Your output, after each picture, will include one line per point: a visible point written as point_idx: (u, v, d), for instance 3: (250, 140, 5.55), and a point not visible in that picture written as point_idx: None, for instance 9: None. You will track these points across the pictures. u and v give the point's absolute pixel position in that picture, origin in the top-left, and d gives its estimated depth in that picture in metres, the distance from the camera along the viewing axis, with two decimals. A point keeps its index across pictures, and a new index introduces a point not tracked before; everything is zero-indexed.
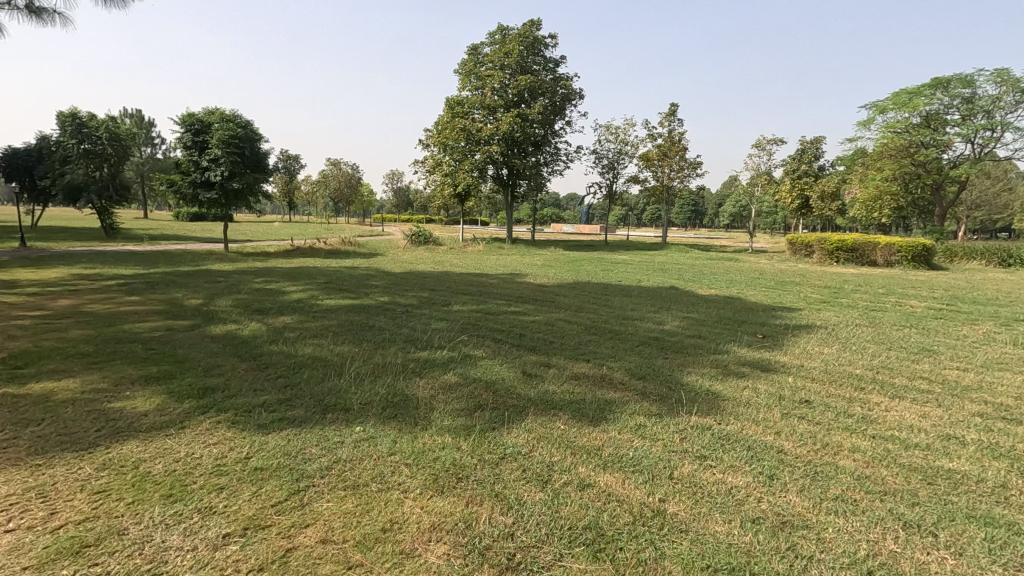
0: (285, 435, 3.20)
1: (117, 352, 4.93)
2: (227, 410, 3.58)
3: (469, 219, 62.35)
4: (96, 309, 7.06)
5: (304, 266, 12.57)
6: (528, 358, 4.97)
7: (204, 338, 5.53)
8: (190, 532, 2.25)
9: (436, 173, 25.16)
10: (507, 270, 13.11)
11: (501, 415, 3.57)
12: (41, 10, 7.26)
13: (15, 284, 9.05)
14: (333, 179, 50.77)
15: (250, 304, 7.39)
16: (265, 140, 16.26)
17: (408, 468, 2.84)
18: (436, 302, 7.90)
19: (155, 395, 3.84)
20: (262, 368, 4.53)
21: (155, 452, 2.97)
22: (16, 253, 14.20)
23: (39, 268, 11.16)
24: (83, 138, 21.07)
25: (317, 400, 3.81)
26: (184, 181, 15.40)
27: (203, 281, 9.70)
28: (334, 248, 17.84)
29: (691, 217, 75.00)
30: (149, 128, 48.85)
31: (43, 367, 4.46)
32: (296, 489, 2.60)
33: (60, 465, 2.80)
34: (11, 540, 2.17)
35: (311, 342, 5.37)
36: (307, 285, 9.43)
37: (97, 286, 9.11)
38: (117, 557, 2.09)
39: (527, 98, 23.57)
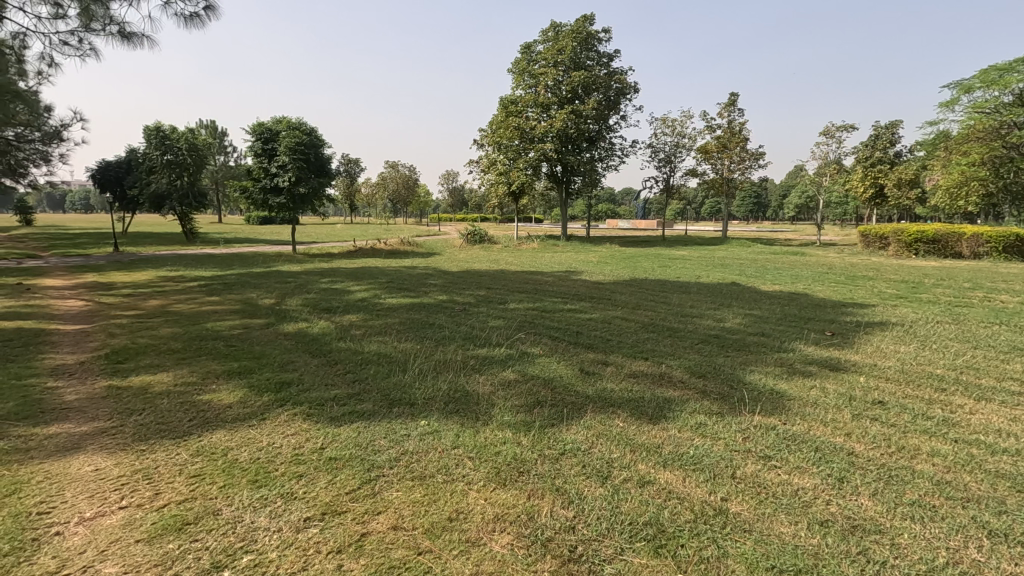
0: (355, 428, 3.40)
1: (202, 349, 5.35)
2: (302, 403, 3.83)
3: (524, 218, 62.67)
4: (182, 308, 7.67)
5: (367, 267, 13.08)
6: (585, 356, 5.00)
7: (277, 336, 5.89)
8: (275, 515, 2.45)
9: (490, 172, 25.49)
10: (563, 268, 13.11)
11: (560, 412, 3.63)
12: (131, 34, 7.93)
13: (111, 286, 9.96)
14: (392, 180, 52.30)
15: (319, 304, 7.79)
16: (329, 145, 16.96)
17: (471, 461, 2.95)
18: (493, 300, 8.04)
19: (238, 388, 4.15)
20: (331, 364, 4.79)
21: (241, 441, 3.22)
22: (111, 258, 15.55)
23: (132, 271, 12.22)
24: (166, 150, 22.33)
25: (384, 395, 4.01)
26: (256, 187, 16.35)
27: (275, 282, 10.30)
28: (394, 248, 18.42)
29: (753, 209, 71.87)
30: (222, 139, 52.25)
31: (140, 362, 4.92)
32: (368, 478, 2.76)
33: (161, 450, 3.10)
34: (124, 516, 2.44)
35: (376, 339, 5.62)
36: (370, 284, 9.81)
37: (181, 287, 9.86)
38: (214, 535, 2.30)
39: (581, 94, 23.36)
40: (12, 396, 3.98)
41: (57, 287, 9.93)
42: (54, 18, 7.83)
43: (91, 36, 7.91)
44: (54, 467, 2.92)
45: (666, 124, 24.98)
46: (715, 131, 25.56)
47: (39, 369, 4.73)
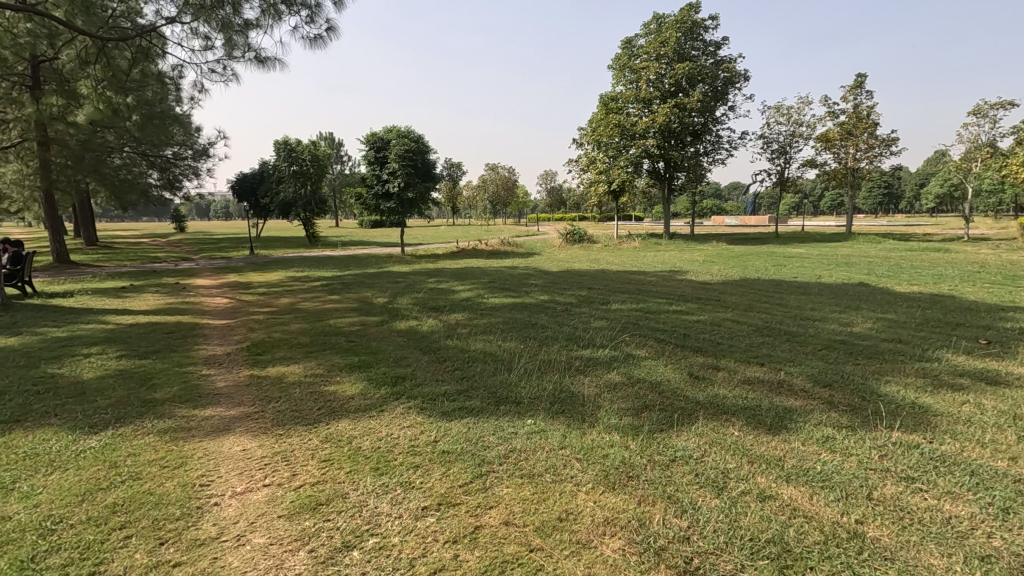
0: (465, 423, 3.53)
1: (326, 344, 5.83)
2: (415, 397, 4.05)
3: (624, 215, 61.49)
4: (308, 306, 8.42)
5: (470, 267, 13.51)
6: (694, 359, 4.80)
7: (391, 333, 6.26)
8: (396, 502, 2.62)
9: (590, 170, 25.33)
10: (667, 268, 12.67)
11: (669, 417, 3.52)
12: (265, 59, 8.84)
13: (249, 286, 11.14)
14: (492, 183, 53.58)
15: (427, 303, 8.17)
16: (434, 151, 17.66)
17: (579, 463, 2.94)
18: (594, 301, 7.98)
19: (359, 381, 4.48)
20: (441, 361, 5.01)
21: (363, 430, 3.48)
22: (249, 260, 17.46)
23: (265, 272, 13.61)
24: (292, 162, 24.54)
25: (491, 392, 4.12)
26: (370, 194, 17.53)
27: (386, 281, 10.97)
28: (495, 248, 18.86)
29: (883, 201, 64.89)
30: (339, 149, 56.58)
31: (276, 354, 5.47)
32: (479, 473, 2.86)
33: (295, 436, 3.43)
34: (268, 493, 2.73)
35: (481, 338, 5.79)
36: (474, 284, 10.12)
37: (306, 286, 10.81)
38: (343, 516, 2.50)
39: (685, 87, 22.40)
40: (176, 381, 4.60)
41: (207, 286, 11.31)
42: (204, 49, 8.93)
43: (233, 63, 8.92)
44: (211, 445, 3.33)
45: (780, 112, 23.26)
46: (839, 116, 23.38)
47: (195, 358, 5.42)
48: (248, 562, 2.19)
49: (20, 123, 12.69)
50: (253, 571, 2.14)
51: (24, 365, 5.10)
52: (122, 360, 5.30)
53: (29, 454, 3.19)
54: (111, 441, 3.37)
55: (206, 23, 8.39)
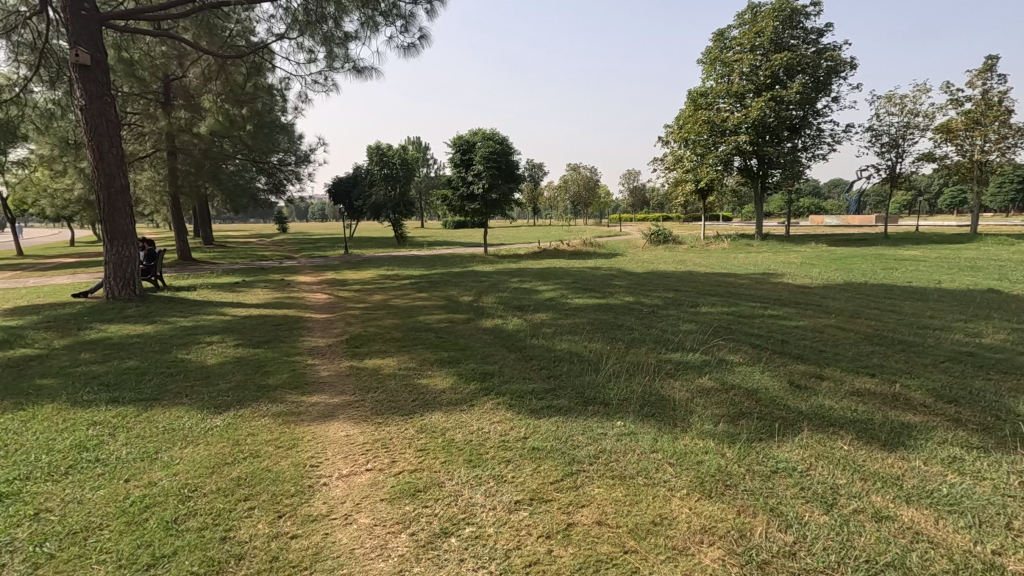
0: (554, 421, 3.56)
1: (417, 339, 6.08)
2: (504, 393, 4.13)
3: (712, 215, 59.00)
4: (398, 302, 8.82)
5: (553, 267, 13.54)
6: (795, 367, 4.51)
7: (478, 330, 6.42)
8: (490, 494, 2.69)
9: (676, 169, 24.61)
10: (761, 270, 12.01)
11: (768, 426, 3.34)
12: (362, 68, 9.36)
13: (345, 283, 11.85)
14: (573, 183, 53.33)
15: (511, 301, 8.30)
16: (519, 152, 17.83)
17: (672, 468, 2.87)
18: (682, 303, 7.73)
19: (449, 375, 4.64)
20: (527, 359, 5.08)
21: (456, 423, 3.60)
22: (344, 258, 18.54)
23: (359, 270, 14.40)
24: (384, 166, 25.72)
25: (578, 393, 4.12)
26: (455, 195, 18.02)
27: (472, 280, 11.26)
28: (577, 249, 18.75)
29: (1016, 198, 57.62)
30: (426, 153, 58.76)
31: (372, 347, 5.79)
32: (570, 471, 2.87)
33: (394, 425, 3.61)
34: (370, 477, 2.91)
35: (567, 338, 5.80)
36: (557, 284, 10.14)
37: (396, 283, 11.32)
38: (440, 504, 2.61)
39: (783, 79, 21.07)
40: (286, 369, 5.00)
41: (307, 282, 12.16)
42: (309, 62, 9.61)
43: (333, 74, 9.53)
44: (318, 429, 3.58)
45: (891, 102, 21.26)
46: (963, 104, 21.03)
47: (301, 348, 5.86)
48: (356, 540, 2.34)
49: (153, 135, 14.27)
50: (361, 548, 2.28)
51: (160, 350, 5.76)
52: (239, 348, 5.83)
53: (168, 428, 3.60)
54: (233, 421, 3.72)
55: (311, 37, 9.01)
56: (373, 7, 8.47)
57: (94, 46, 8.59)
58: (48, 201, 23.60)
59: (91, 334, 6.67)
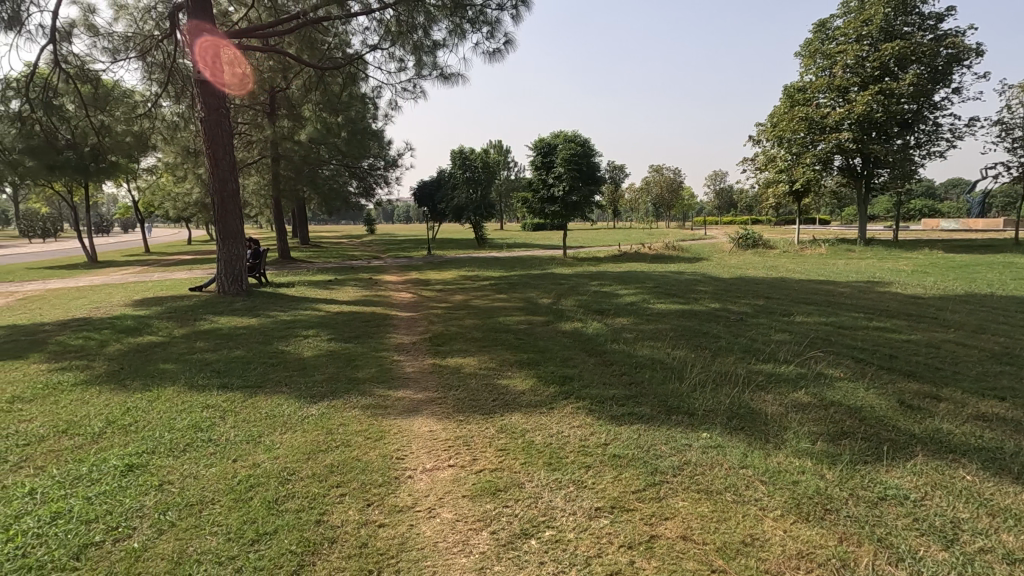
0: (635, 429, 3.47)
1: (498, 339, 6.18)
2: (584, 398, 4.08)
3: (808, 218, 55.20)
4: (479, 303, 9.00)
5: (634, 271, 13.25)
6: (905, 386, 4.11)
7: (556, 333, 6.42)
8: (570, 499, 2.66)
9: (769, 169, 23.34)
10: (865, 278, 11.07)
11: (875, 448, 3.07)
12: (449, 75, 9.63)
13: (428, 283, 12.26)
14: (655, 185, 51.79)
15: (591, 305, 8.22)
16: (600, 154, 17.62)
17: (764, 486, 2.71)
18: (775, 312, 7.29)
19: (529, 377, 4.66)
20: (607, 364, 5.01)
21: (535, 425, 3.61)
22: (427, 259, 19.18)
23: (441, 271, 14.84)
24: (466, 169, 26.51)
25: (661, 400, 3.99)
26: (536, 198, 18.12)
27: (551, 283, 11.25)
28: (658, 253, 18.23)
29: None
30: (506, 155, 59.51)
31: (453, 345, 5.94)
32: (652, 481, 2.79)
33: (475, 423, 3.68)
34: (453, 474, 2.97)
35: (648, 344, 5.65)
36: (638, 289, 9.91)
37: (477, 284, 11.56)
38: (521, 505, 2.62)
39: (894, 70, 19.28)
40: (374, 364, 5.25)
41: (393, 281, 12.69)
42: (399, 71, 10.03)
43: (422, 81, 9.89)
44: (403, 423, 3.72)
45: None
46: None
47: (387, 344, 6.12)
48: (440, 534, 2.40)
49: (260, 143, 15.49)
50: (444, 542, 2.34)
51: (263, 341, 6.25)
52: (332, 342, 6.19)
53: (270, 414, 3.89)
54: (326, 411, 3.95)
55: (401, 47, 9.42)
56: (460, 15, 8.71)
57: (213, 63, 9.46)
58: (171, 204, 26.34)
59: (205, 324, 7.36)
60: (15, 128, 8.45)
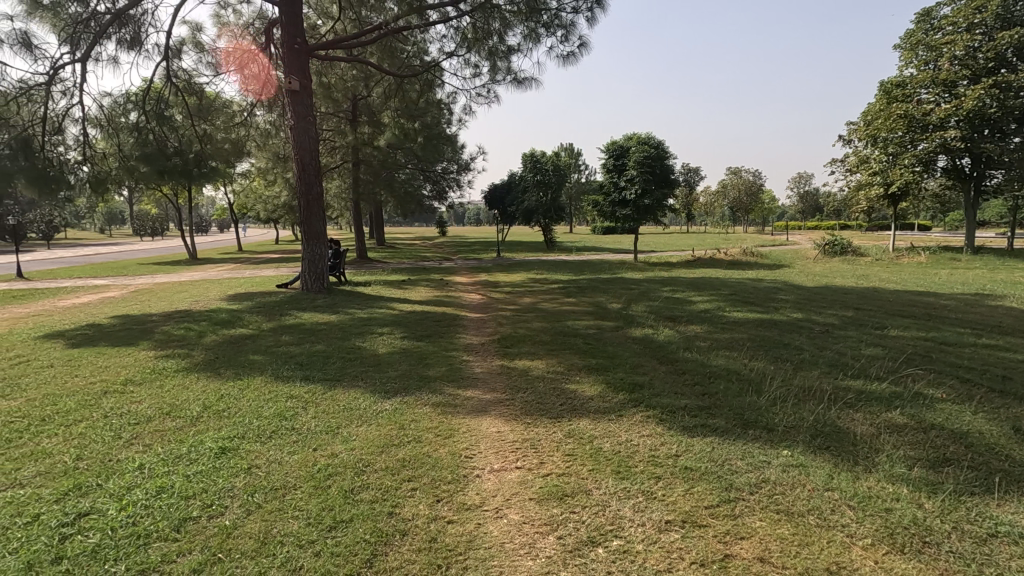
0: (708, 441, 3.35)
1: (566, 343, 6.15)
2: (654, 406, 3.98)
3: (904, 223, 50.93)
4: (547, 306, 9.00)
5: (708, 277, 12.78)
6: (1021, 412, 3.68)
7: (626, 339, 6.31)
8: (639, 509, 2.60)
9: (861, 171, 21.80)
10: (973, 290, 10.05)
11: (986, 479, 2.77)
12: (523, 79, 9.71)
13: (498, 285, 12.42)
14: (733, 188, 49.56)
15: (663, 311, 8.01)
16: (675, 156, 17.11)
17: (852, 511, 2.52)
18: (866, 324, 6.78)
19: (597, 383, 4.60)
20: (679, 373, 4.86)
21: (603, 431, 3.55)
22: (498, 261, 19.45)
23: (510, 273, 14.99)
24: (538, 172, 26.24)
25: (737, 413, 3.82)
26: (607, 202, 17.91)
27: (620, 288, 11.07)
28: (735, 259, 17.46)
29: None
30: (577, 158, 59.13)
31: (521, 348, 5.98)
32: (727, 498, 2.67)
33: (542, 426, 3.68)
34: (520, 475, 2.99)
35: (723, 354, 5.42)
36: (713, 296, 9.55)
37: (545, 287, 11.57)
38: (588, 511, 2.59)
39: (1011, 60, 17.41)
40: (445, 363, 5.38)
41: (464, 283, 12.96)
42: (474, 76, 10.23)
43: (496, 86, 10.03)
44: (472, 422, 3.79)
45: None
46: None
47: (458, 344, 6.26)
48: (507, 535, 2.42)
49: (342, 148, 16.32)
50: (511, 543, 2.36)
51: (342, 337, 6.57)
52: (405, 340, 6.41)
53: (347, 407, 4.08)
54: (399, 406, 4.08)
55: (477, 53, 9.59)
56: (536, 20, 8.74)
57: (303, 73, 10.07)
58: (262, 206, 28.28)
59: (290, 319, 7.83)
60: (133, 137, 9.47)
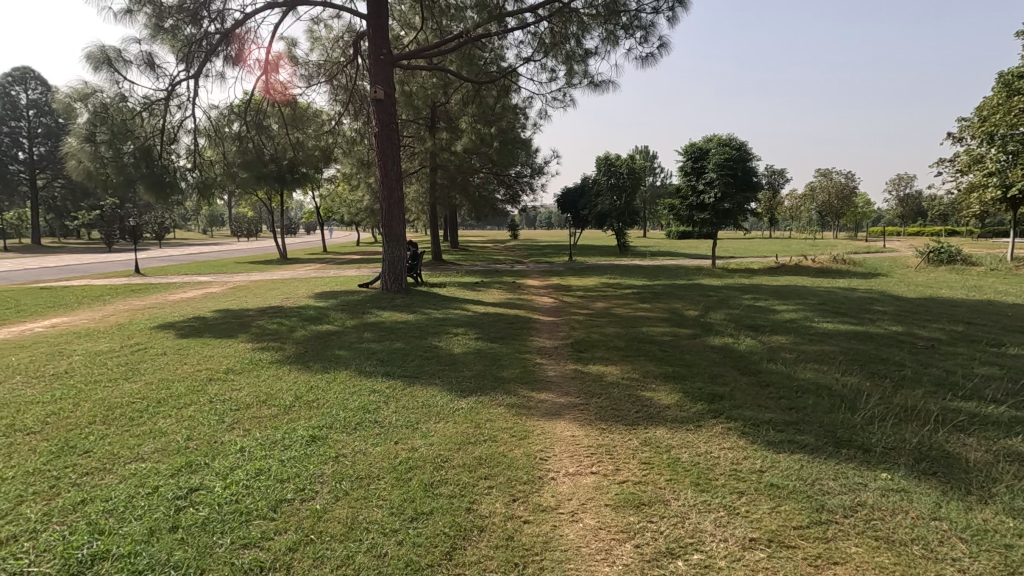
0: (796, 459, 3.16)
1: (641, 349, 6.03)
2: (737, 418, 3.81)
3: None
4: (621, 311, 8.86)
5: (794, 285, 12.07)
6: None
7: (704, 347, 6.09)
8: (721, 524, 2.51)
9: (975, 171, 19.75)
10: None
11: None
12: (600, 82, 9.65)
13: (570, 288, 12.37)
14: (822, 191, 46.46)
15: (743, 320, 7.66)
16: (759, 158, 16.32)
17: (964, 545, 2.30)
18: (979, 340, 6.15)
19: (674, 391, 4.47)
20: (763, 385, 4.62)
21: (681, 441, 3.46)
22: (570, 265, 19.37)
23: (582, 277, 14.89)
24: (612, 176, 25.92)
25: (828, 430, 3.59)
26: (684, 205, 17.40)
27: (698, 294, 10.70)
28: (825, 266, 16.35)
29: None
30: (653, 161, 57.78)
31: (595, 353, 5.94)
32: (818, 518, 2.52)
33: (617, 433, 3.64)
34: (595, 480, 2.97)
35: (812, 367, 5.10)
36: (800, 305, 9.01)
37: (619, 292, 11.39)
38: (666, 522, 2.53)
39: None
40: (519, 365, 5.44)
41: (536, 286, 13.02)
42: (550, 81, 10.29)
43: (572, 89, 10.03)
44: (547, 425, 3.80)
45: None
46: None
47: (531, 347, 6.31)
48: (583, 539, 2.41)
49: (421, 154, 16.92)
50: (587, 548, 2.35)
51: (419, 336, 6.80)
52: (480, 341, 6.53)
53: (425, 403, 4.22)
54: (474, 406, 4.17)
55: (554, 58, 9.63)
56: (615, 22, 8.64)
57: (387, 83, 10.53)
58: (346, 210, 29.81)
59: (371, 317, 8.20)
60: (235, 146, 10.30)
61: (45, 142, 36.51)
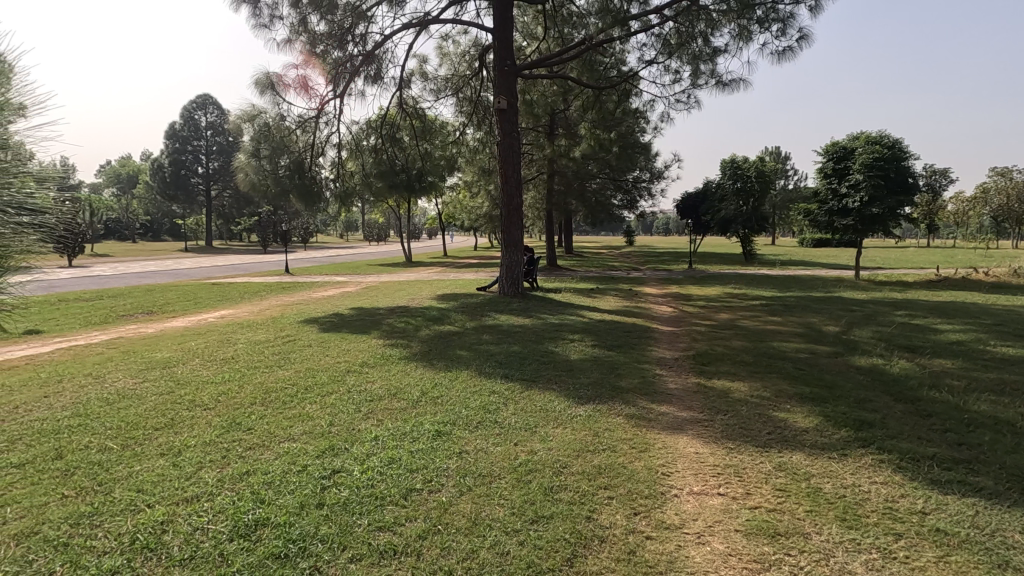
0: (969, 503, 2.73)
1: (772, 366, 5.58)
2: (890, 450, 3.39)
3: None
4: (748, 324, 8.27)
5: (961, 302, 10.46)
6: None
7: (848, 368, 5.49)
8: (873, 567, 2.24)
9: None
10: None
11: None
12: (729, 81, 9.15)
13: (690, 298, 11.81)
14: (998, 193, 39.94)
15: (896, 339, 6.78)
16: (917, 157, 14.42)
17: None
18: None
19: (814, 414, 4.08)
20: (923, 415, 4.05)
21: (823, 470, 3.14)
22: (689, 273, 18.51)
23: (704, 286, 14.15)
24: (737, 179, 24.39)
25: (1011, 474, 3.06)
26: (822, 210, 15.86)
27: (839, 308, 9.66)
28: (1003, 281, 13.95)
29: None
30: (785, 164, 53.57)
31: (719, 367, 5.60)
32: None
33: (747, 454, 3.39)
34: (723, 503, 2.80)
35: (987, 398, 4.38)
36: (970, 325, 7.78)
37: (746, 303, 10.64)
38: (807, 557, 2.32)
39: None
40: (637, 375, 5.30)
41: (653, 294, 12.60)
42: (673, 82, 9.99)
43: (697, 90, 9.64)
44: (668, 439, 3.65)
45: None
46: None
47: (649, 357, 6.11)
48: (711, 565, 2.28)
49: (540, 161, 17.18)
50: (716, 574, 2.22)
51: (535, 340, 6.89)
52: (596, 348, 6.46)
53: (543, 408, 4.26)
54: (593, 414, 4.13)
55: (678, 58, 9.36)
56: (749, 17, 8.11)
57: (510, 92, 10.81)
58: (466, 215, 31.12)
59: (489, 320, 8.45)
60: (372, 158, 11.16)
61: (218, 158, 42.39)
